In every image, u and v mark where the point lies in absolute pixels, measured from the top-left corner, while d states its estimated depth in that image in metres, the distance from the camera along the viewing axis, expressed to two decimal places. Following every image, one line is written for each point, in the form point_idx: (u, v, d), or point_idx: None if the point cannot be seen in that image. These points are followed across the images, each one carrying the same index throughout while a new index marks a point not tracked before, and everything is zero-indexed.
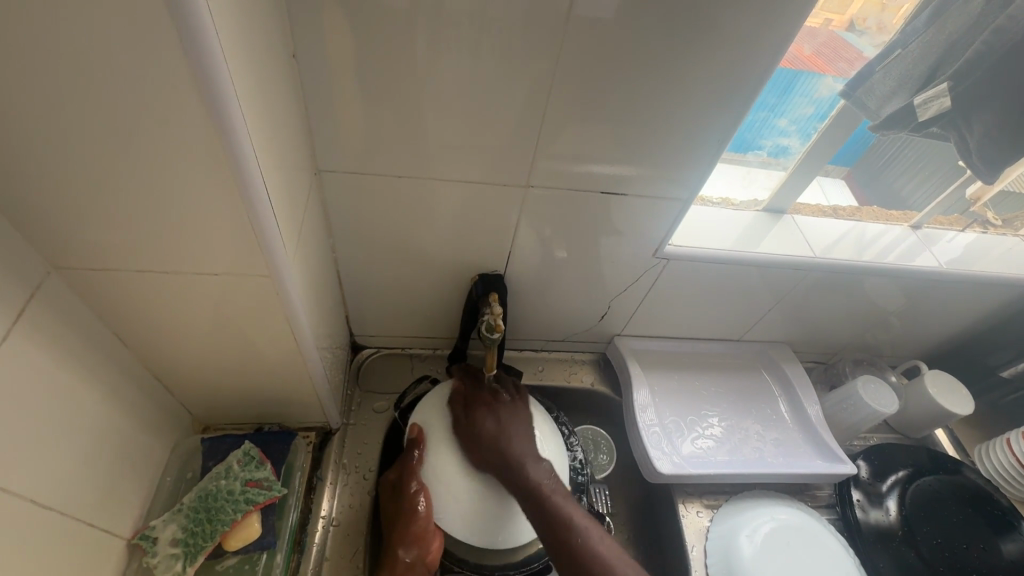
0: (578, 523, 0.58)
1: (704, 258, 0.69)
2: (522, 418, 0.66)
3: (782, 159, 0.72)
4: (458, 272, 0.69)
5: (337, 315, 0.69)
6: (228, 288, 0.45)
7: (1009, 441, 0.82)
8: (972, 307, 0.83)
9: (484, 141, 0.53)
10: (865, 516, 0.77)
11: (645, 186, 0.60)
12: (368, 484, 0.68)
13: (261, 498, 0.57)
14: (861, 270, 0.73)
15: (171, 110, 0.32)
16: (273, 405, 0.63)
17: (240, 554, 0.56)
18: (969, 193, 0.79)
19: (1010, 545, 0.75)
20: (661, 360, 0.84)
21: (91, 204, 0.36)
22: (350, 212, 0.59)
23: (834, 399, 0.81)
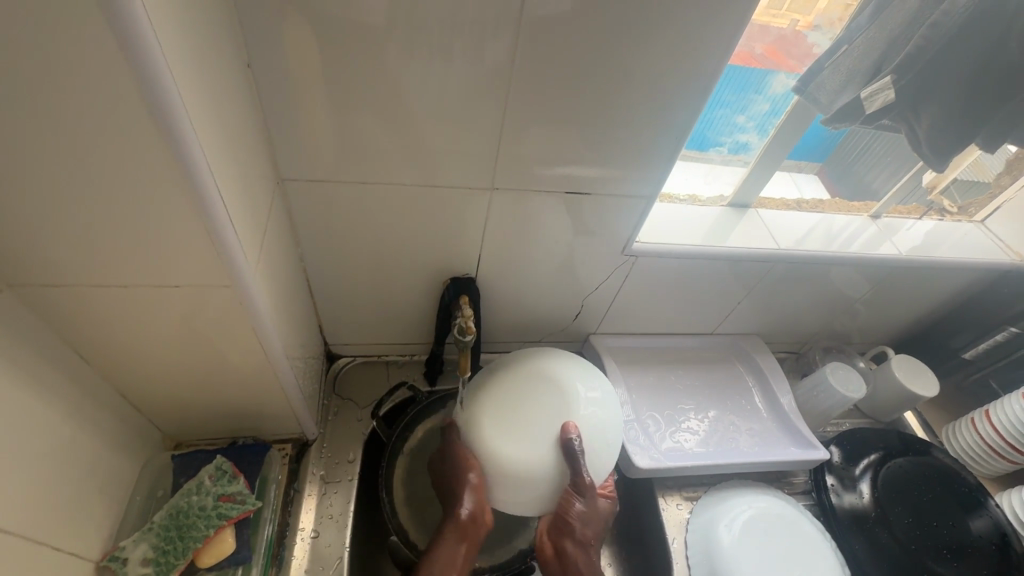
0: None
1: (672, 254, 0.70)
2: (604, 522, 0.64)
3: (743, 155, 0.73)
4: (429, 277, 0.69)
5: (308, 325, 0.68)
6: (193, 300, 0.45)
7: (974, 421, 0.85)
8: (931, 291, 0.86)
9: (446, 145, 0.53)
10: (839, 500, 0.79)
11: (610, 186, 0.61)
12: (349, 494, 0.68)
13: (235, 512, 0.55)
14: (824, 260, 0.76)
15: (117, 120, 0.32)
16: (246, 417, 0.62)
17: (214, 570, 0.54)
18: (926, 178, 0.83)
19: (978, 521, 0.78)
20: (636, 356, 0.86)
21: (42, 219, 0.36)
22: (317, 221, 0.59)
23: (805, 388, 0.83)
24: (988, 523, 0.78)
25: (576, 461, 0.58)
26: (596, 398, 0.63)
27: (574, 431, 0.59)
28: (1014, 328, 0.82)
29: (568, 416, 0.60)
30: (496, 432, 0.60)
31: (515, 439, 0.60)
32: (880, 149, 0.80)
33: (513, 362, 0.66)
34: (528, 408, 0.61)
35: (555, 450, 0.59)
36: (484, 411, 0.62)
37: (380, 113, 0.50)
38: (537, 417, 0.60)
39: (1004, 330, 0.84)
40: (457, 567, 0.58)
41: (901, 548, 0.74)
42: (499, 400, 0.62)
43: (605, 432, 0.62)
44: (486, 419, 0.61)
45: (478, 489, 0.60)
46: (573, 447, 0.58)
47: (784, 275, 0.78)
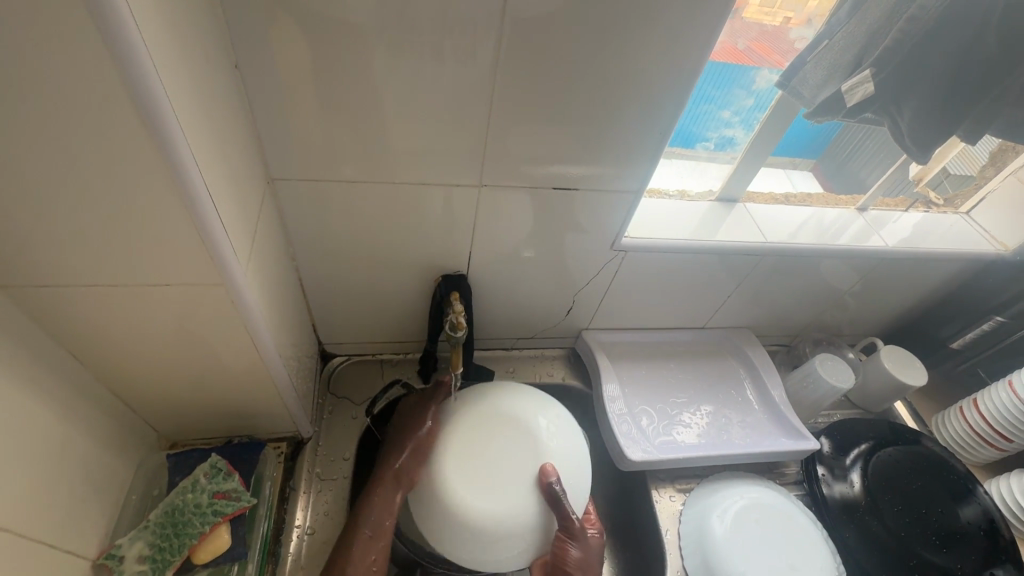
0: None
1: (661, 248, 0.71)
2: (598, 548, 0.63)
3: (729, 150, 0.74)
4: (421, 275, 0.69)
5: (301, 324, 0.69)
6: (184, 299, 0.45)
7: (962, 410, 0.86)
8: (918, 282, 0.87)
9: (434, 142, 0.54)
10: (830, 491, 0.80)
11: (598, 181, 0.62)
12: (344, 491, 0.68)
13: (230, 509, 0.55)
14: (812, 252, 0.76)
15: (106, 120, 0.32)
16: (240, 416, 0.62)
17: (211, 567, 0.54)
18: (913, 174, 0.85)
19: (967, 510, 0.79)
20: (628, 351, 0.86)
21: (34, 219, 0.36)
22: (308, 220, 0.59)
23: (795, 379, 0.84)
24: (977, 511, 0.78)
25: (562, 508, 0.59)
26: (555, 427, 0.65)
27: (552, 474, 0.60)
28: (1001, 318, 0.83)
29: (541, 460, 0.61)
30: (476, 494, 0.59)
31: (498, 496, 0.59)
32: (874, 147, 0.81)
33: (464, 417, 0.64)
34: (502, 462, 0.61)
35: (538, 497, 0.60)
36: (453, 473, 0.60)
37: (367, 111, 0.50)
38: (514, 467, 0.61)
39: (990, 320, 0.84)
40: (390, 510, 0.61)
41: (891, 534, 0.75)
42: (469, 460, 0.61)
43: (572, 462, 0.64)
44: (457, 481, 0.60)
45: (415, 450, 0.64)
46: (557, 491, 0.59)
47: (772, 267, 0.79)
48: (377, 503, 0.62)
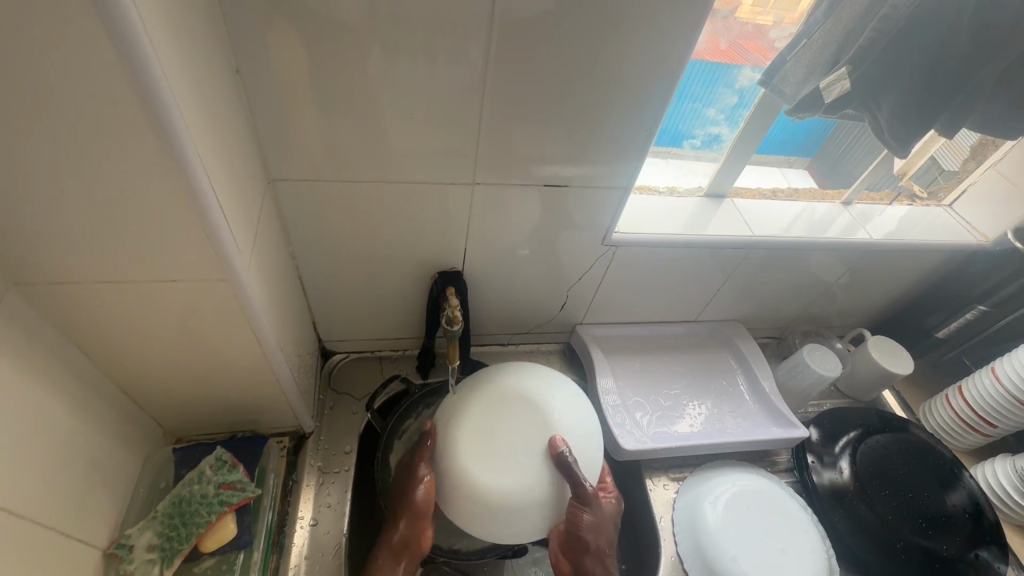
0: None
1: (651, 243, 0.73)
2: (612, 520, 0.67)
3: (716, 147, 0.76)
4: (417, 272, 0.71)
5: (302, 321, 0.70)
6: (190, 295, 0.47)
7: (948, 397, 0.88)
8: (903, 272, 0.89)
9: (427, 141, 0.56)
10: (819, 478, 0.82)
11: (587, 178, 0.64)
12: (346, 484, 0.70)
13: (236, 499, 0.56)
14: (798, 245, 0.79)
15: (117, 123, 0.34)
16: (243, 411, 0.64)
17: (217, 554, 0.55)
18: (896, 168, 0.86)
19: (954, 496, 0.80)
20: (622, 344, 0.89)
21: (48, 218, 0.38)
22: (307, 219, 0.61)
23: (785, 369, 0.86)
24: (963, 497, 0.80)
25: (574, 475, 0.59)
26: (568, 403, 0.65)
27: (562, 443, 0.60)
28: (983, 307, 0.84)
29: (551, 430, 0.61)
30: (489, 467, 0.59)
31: (510, 467, 0.59)
32: (869, 142, 0.81)
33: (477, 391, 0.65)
34: (513, 432, 0.61)
35: (549, 467, 0.60)
36: (469, 460, 0.60)
37: (362, 113, 0.52)
38: (525, 437, 0.61)
39: (973, 309, 0.86)
40: None
41: (879, 519, 0.77)
42: (480, 433, 0.61)
43: (584, 435, 0.64)
44: (470, 453, 0.60)
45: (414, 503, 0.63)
46: (567, 459, 0.59)
47: (760, 260, 0.81)
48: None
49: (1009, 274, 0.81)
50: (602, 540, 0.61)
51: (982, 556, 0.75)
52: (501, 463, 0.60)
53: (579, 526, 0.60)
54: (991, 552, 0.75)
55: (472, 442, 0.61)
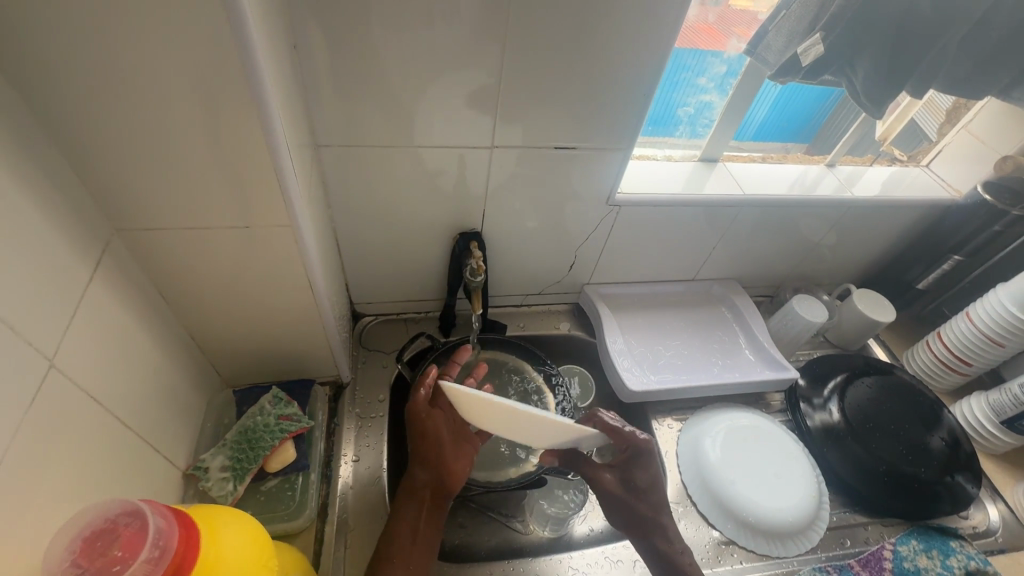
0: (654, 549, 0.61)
1: (650, 202, 0.80)
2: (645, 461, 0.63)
3: (708, 114, 0.83)
4: (441, 234, 0.79)
5: (339, 281, 0.78)
6: (255, 243, 0.54)
7: (929, 342, 0.95)
8: (884, 229, 0.96)
9: (451, 108, 0.63)
10: (811, 421, 0.88)
11: (592, 141, 0.70)
12: (382, 426, 0.78)
13: (294, 428, 0.63)
14: (784, 203, 0.86)
15: (212, 86, 0.41)
16: (291, 359, 0.72)
17: (280, 475, 0.62)
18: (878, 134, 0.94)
19: (939, 435, 0.85)
20: (626, 302, 0.96)
21: (150, 170, 0.46)
22: (344, 184, 0.68)
23: (777, 320, 0.93)
24: (945, 434, 0.85)
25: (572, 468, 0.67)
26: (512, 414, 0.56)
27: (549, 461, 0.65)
28: (958, 256, 0.91)
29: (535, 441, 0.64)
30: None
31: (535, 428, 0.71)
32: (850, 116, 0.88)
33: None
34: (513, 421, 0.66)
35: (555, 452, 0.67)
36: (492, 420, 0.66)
37: (396, 83, 0.59)
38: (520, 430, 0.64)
39: (949, 259, 0.93)
40: (413, 536, 0.62)
41: (870, 455, 0.81)
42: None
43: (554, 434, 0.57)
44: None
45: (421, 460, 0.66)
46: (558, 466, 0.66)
47: (751, 219, 0.88)
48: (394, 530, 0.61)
49: (981, 224, 0.88)
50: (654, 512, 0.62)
51: (957, 479, 0.81)
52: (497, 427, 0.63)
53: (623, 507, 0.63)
54: (965, 477, 0.82)
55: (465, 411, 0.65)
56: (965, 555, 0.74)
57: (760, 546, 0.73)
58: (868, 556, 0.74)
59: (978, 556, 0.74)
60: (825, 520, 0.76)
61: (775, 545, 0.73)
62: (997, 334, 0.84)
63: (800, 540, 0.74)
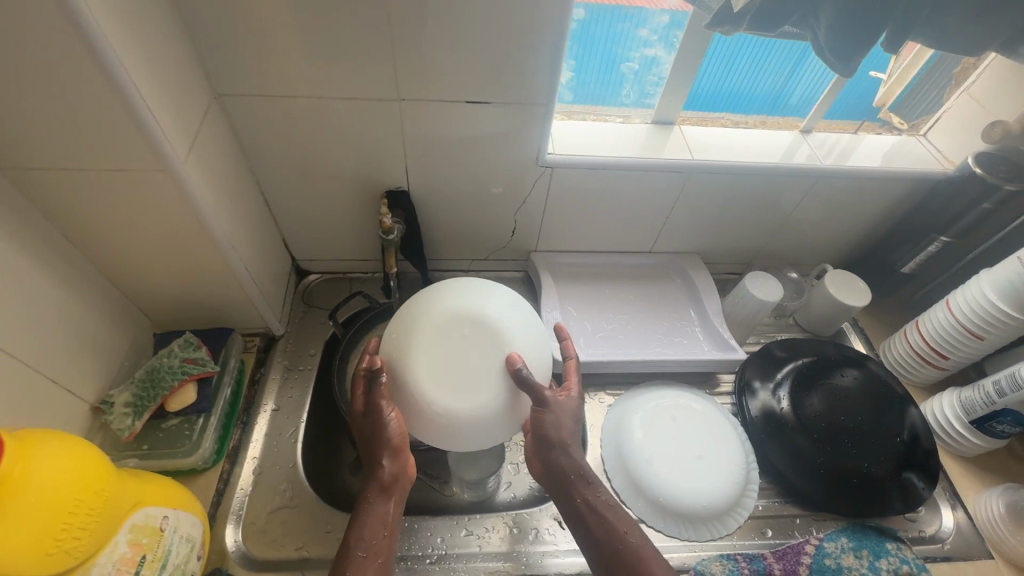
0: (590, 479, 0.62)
1: (585, 164, 0.75)
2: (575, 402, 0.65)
3: (657, 71, 0.77)
4: (368, 191, 0.77)
5: (270, 235, 0.79)
6: (138, 188, 0.55)
7: (906, 332, 0.87)
8: (866, 205, 0.87)
9: (349, 56, 0.60)
10: (754, 406, 0.81)
11: (508, 95, 0.66)
12: (308, 380, 0.80)
13: (197, 371, 0.66)
14: (740, 170, 0.79)
15: (39, 22, 0.41)
16: (213, 308, 0.74)
17: (180, 415, 0.65)
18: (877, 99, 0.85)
19: (901, 433, 0.77)
20: (575, 272, 0.92)
21: (9, 108, 0.47)
22: (257, 134, 0.68)
23: (732, 298, 0.87)
24: (908, 429, 0.78)
25: (529, 390, 0.58)
26: (506, 303, 0.61)
27: (518, 359, 0.58)
28: (945, 238, 0.82)
29: (504, 347, 0.58)
30: (448, 385, 0.57)
31: (460, 397, 0.57)
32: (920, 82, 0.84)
33: (415, 312, 0.60)
34: (463, 353, 0.57)
35: (509, 387, 0.58)
36: (435, 370, 0.57)
37: (286, 28, 0.57)
38: (480, 354, 0.58)
39: (935, 241, 0.83)
40: (389, 525, 0.58)
41: (813, 449, 0.75)
42: (433, 358, 0.57)
43: (537, 338, 0.62)
44: (422, 383, 0.57)
45: (395, 453, 0.60)
46: (522, 374, 0.57)
47: (706, 187, 0.82)
48: (369, 519, 0.57)
49: (969, 202, 0.78)
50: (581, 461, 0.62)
51: (910, 478, 0.75)
52: (452, 350, 0.58)
53: (557, 454, 0.62)
54: (918, 475, 0.75)
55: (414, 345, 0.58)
56: (899, 558, 0.68)
57: (669, 527, 0.70)
58: (786, 549, 0.70)
59: (914, 560, 0.68)
60: (747, 508, 0.73)
61: (685, 529, 0.70)
62: (977, 326, 0.75)
63: (715, 526, 0.71)
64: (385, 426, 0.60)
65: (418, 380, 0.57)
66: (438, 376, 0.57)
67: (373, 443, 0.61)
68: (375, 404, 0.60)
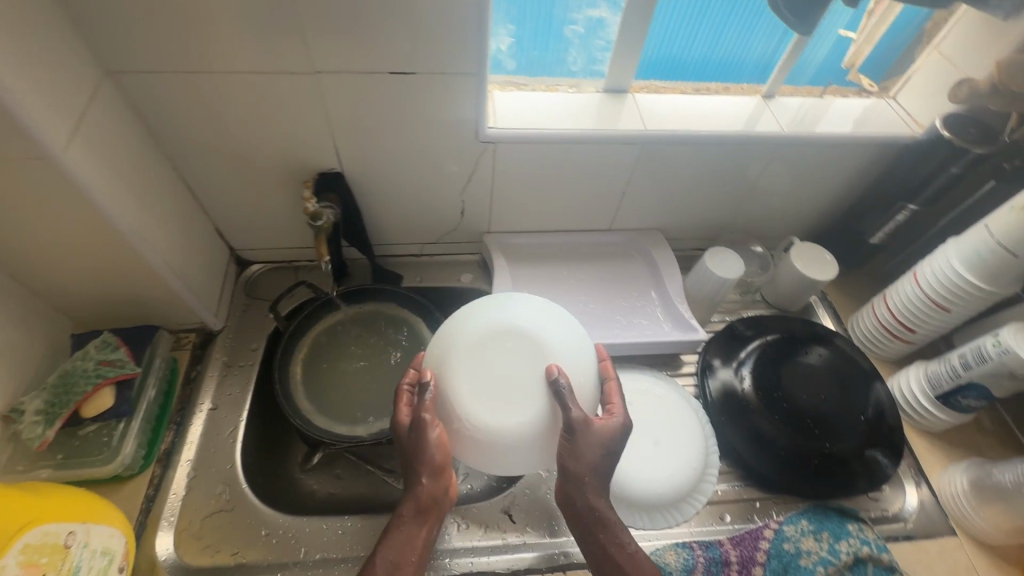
0: (607, 517, 0.58)
1: (529, 138, 0.70)
2: (618, 428, 0.57)
3: (603, 34, 0.72)
4: (298, 175, 0.72)
5: (197, 225, 0.74)
6: (15, 178, 0.50)
7: (874, 305, 0.83)
8: (832, 174, 0.83)
9: (249, 24, 0.55)
10: (714, 385, 0.78)
11: (433, 63, 0.60)
12: (246, 375, 0.76)
13: (113, 373, 0.63)
14: (697, 140, 0.74)
15: None
16: (138, 305, 0.69)
17: (98, 422, 0.62)
18: (846, 60, 0.80)
19: (868, 411, 0.75)
20: (531, 254, 0.88)
21: None
22: (163, 115, 0.62)
23: (693, 276, 0.84)
24: (874, 406, 0.75)
25: (570, 405, 0.53)
26: (548, 314, 0.58)
27: (558, 370, 0.54)
28: (913, 206, 0.78)
29: (544, 358, 0.55)
30: (484, 399, 0.54)
31: (498, 411, 0.53)
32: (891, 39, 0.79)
33: (454, 324, 0.58)
34: (500, 365, 0.54)
35: (549, 402, 0.54)
36: (471, 383, 0.54)
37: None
38: (518, 366, 0.54)
39: (903, 209, 0.79)
40: (417, 546, 0.57)
41: (774, 430, 0.73)
42: (469, 371, 0.54)
43: (583, 351, 0.58)
44: (457, 397, 0.54)
45: (433, 472, 0.57)
46: (562, 387, 0.53)
47: (661, 160, 0.77)
48: (396, 540, 0.56)
49: (936, 167, 0.73)
50: (598, 503, 0.57)
51: (874, 456, 0.73)
52: (486, 363, 0.54)
53: (574, 489, 0.57)
54: (883, 453, 0.73)
55: (450, 358, 0.55)
56: (859, 539, 0.66)
57: (623, 515, 0.68)
58: (743, 535, 0.68)
59: (874, 542, 0.66)
60: (706, 494, 0.70)
61: (639, 518, 0.68)
62: (943, 297, 0.72)
63: (671, 514, 0.69)
64: (427, 447, 0.55)
65: (453, 394, 0.54)
66: (474, 390, 0.54)
67: (410, 461, 0.57)
68: (418, 420, 0.55)
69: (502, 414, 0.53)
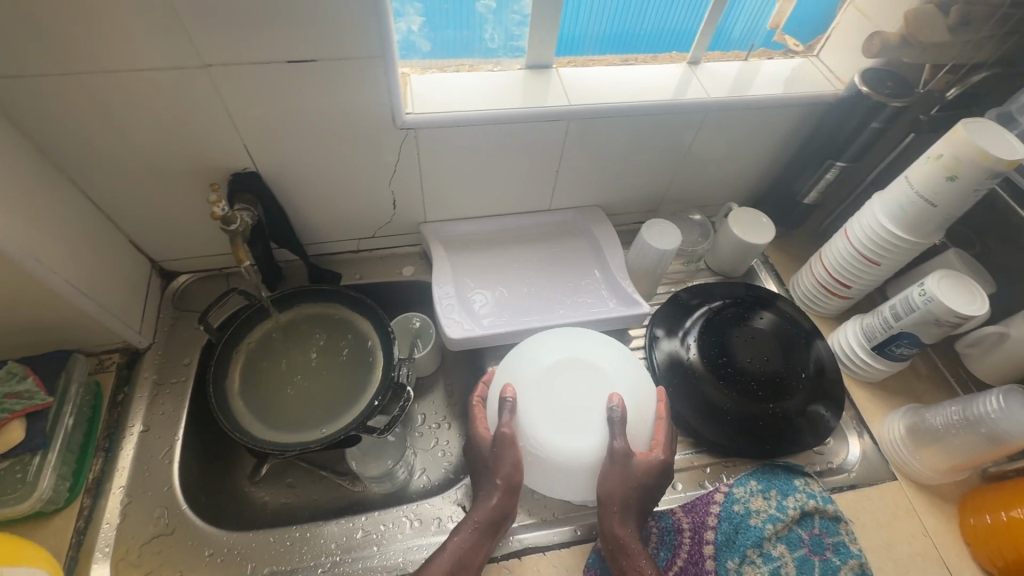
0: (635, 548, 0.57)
1: (450, 123, 0.68)
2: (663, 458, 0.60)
3: (516, 8, 0.69)
4: (209, 177, 0.68)
5: (106, 239, 0.69)
6: None
7: (811, 264, 0.85)
8: (762, 137, 0.83)
9: (119, 17, 0.50)
10: (661, 356, 0.79)
11: (333, 48, 0.57)
12: (179, 392, 0.72)
13: (20, 406, 0.60)
14: (623, 113, 0.73)
15: None
16: (47, 329, 0.65)
17: (9, 458, 0.59)
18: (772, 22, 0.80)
19: (809, 370, 0.76)
20: (473, 241, 0.87)
21: None
22: (45, 123, 0.57)
23: (633, 250, 0.83)
24: (815, 364, 0.77)
25: (622, 434, 0.57)
26: (614, 354, 0.64)
27: (617, 401, 0.59)
28: (840, 163, 0.78)
29: (607, 387, 0.61)
30: (546, 420, 0.59)
31: (559, 429, 0.59)
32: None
33: (530, 350, 0.65)
34: (566, 391, 0.60)
35: (604, 431, 0.59)
36: (536, 404, 0.60)
37: None
38: (582, 393, 0.60)
39: (831, 167, 0.80)
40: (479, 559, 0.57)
41: (721, 396, 0.74)
42: (537, 394, 0.60)
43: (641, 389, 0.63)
44: (522, 414, 0.60)
45: (510, 489, 0.58)
46: (617, 416, 0.58)
47: (591, 135, 0.75)
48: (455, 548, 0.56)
49: (858, 123, 0.74)
50: (622, 533, 0.57)
51: (818, 411, 0.74)
52: (552, 389, 0.60)
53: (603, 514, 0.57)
54: (827, 407, 0.75)
55: (523, 383, 0.61)
56: (806, 493, 0.68)
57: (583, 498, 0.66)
58: (694, 502, 0.69)
59: (820, 494, 0.68)
60: None
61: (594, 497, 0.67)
62: (874, 252, 0.74)
63: None
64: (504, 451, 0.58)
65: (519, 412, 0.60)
66: (537, 411, 0.60)
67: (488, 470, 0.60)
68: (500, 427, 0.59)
69: (561, 436, 0.59)
